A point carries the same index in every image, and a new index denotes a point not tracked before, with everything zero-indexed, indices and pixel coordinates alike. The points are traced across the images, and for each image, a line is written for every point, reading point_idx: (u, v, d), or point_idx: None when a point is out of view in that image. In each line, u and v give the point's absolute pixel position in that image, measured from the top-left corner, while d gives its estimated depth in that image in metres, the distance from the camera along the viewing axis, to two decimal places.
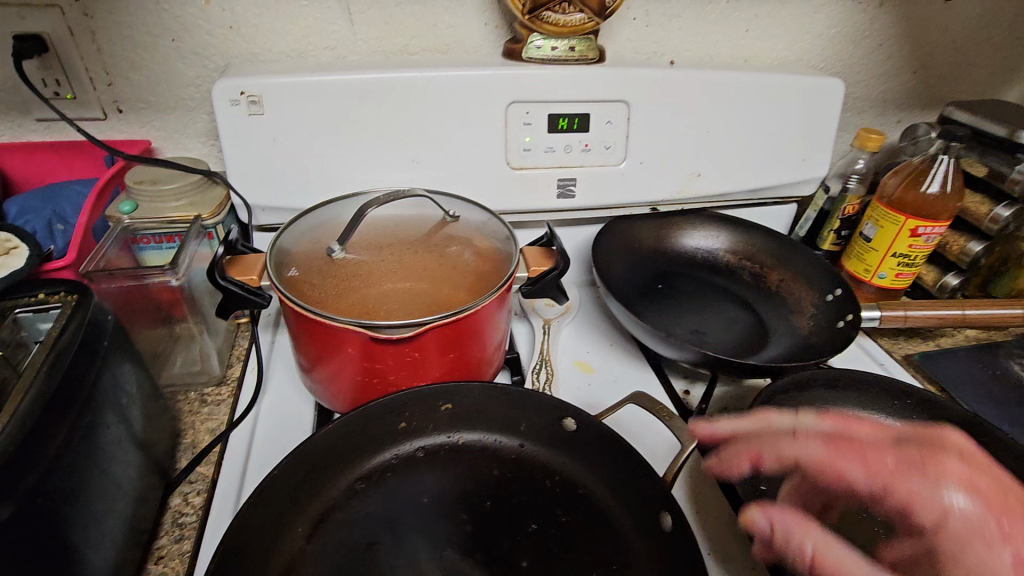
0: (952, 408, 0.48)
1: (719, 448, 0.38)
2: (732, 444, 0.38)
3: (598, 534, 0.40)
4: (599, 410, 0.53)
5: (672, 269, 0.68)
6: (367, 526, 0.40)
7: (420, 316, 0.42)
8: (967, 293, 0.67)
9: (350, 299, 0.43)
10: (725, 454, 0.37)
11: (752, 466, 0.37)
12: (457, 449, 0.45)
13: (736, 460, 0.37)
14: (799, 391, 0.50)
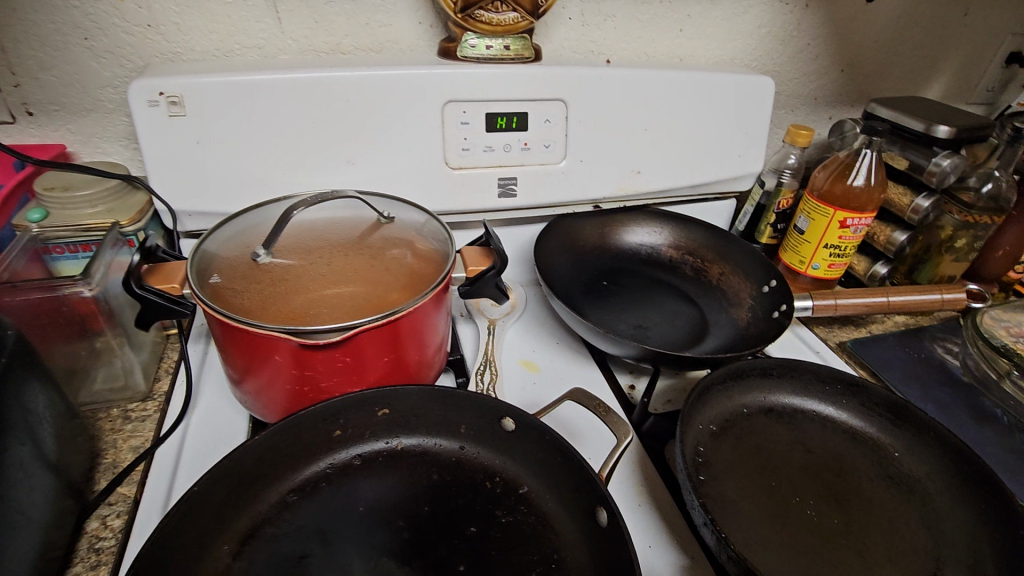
0: (878, 391, 0.50)
1: None
2: None
3: (537, 534, 0.39)
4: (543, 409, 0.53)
5: (616, 265, 0.69)
6: (298, 539, 0.38)
7: (351, 319, 0.41)
8: (895, 281, 0.70)
9: (276, 305, 0.41)
10: None
11: None
12: (396, 455, 0.44)
13: None
14: (735, 380, 0.51)
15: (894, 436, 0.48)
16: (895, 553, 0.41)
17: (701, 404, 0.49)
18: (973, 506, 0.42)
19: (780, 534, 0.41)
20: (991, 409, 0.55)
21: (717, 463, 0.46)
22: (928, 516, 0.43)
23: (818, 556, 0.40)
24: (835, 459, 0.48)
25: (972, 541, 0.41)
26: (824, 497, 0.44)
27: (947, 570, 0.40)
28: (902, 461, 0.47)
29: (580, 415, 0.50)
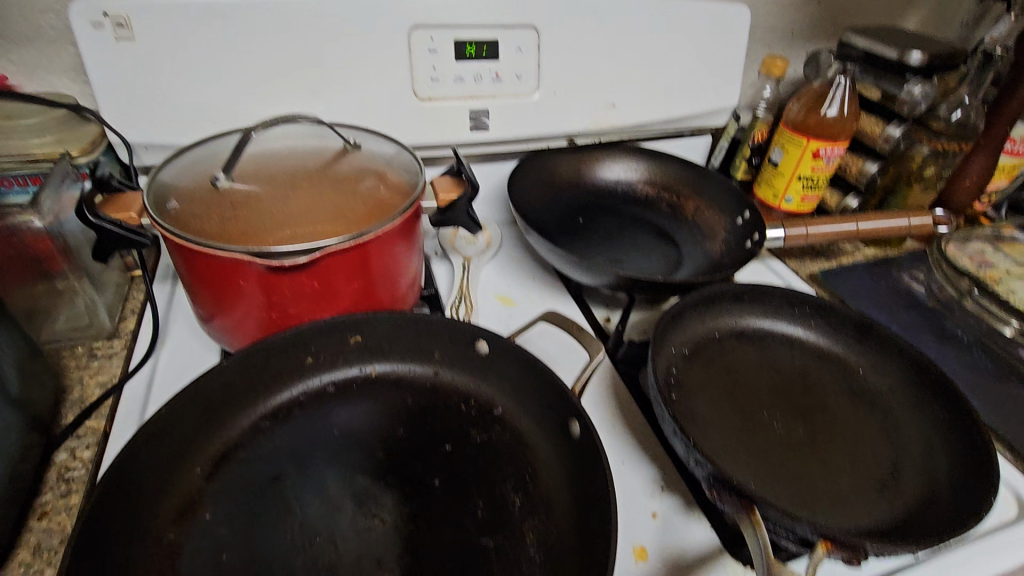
0: (844, 311, 0.51)
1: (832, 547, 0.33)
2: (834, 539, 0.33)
3: (510, 450, 0.40)
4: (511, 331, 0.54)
5: (592, 203, 0.68)
6: (272, 460, 0.38)
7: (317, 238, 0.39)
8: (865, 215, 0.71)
9: (238, 226, 0.40)
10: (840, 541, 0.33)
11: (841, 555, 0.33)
12: (369, 381, 0.44)
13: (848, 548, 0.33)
14: (706, 306, 0.51)
15: (859, 353, 0.50)
16: (856, 457, 0.42)
17: (672, 328, 0.49)
18: (930, 413, 0.44)
19: (747, 445, 0.42)
20: (953, 329, 0.57)
21: (688, 382, 0.47)
22: (888, 425, 0.45)
23: (783, 462, 0.41)
24: (802, 377, 0.49)
25: (927, 443, 0.43)
26: (790, 412, 0.45)
27: (904, 471, 0.41)
28: (866, 377, 0.48)
29: (554, 342, 0.50)
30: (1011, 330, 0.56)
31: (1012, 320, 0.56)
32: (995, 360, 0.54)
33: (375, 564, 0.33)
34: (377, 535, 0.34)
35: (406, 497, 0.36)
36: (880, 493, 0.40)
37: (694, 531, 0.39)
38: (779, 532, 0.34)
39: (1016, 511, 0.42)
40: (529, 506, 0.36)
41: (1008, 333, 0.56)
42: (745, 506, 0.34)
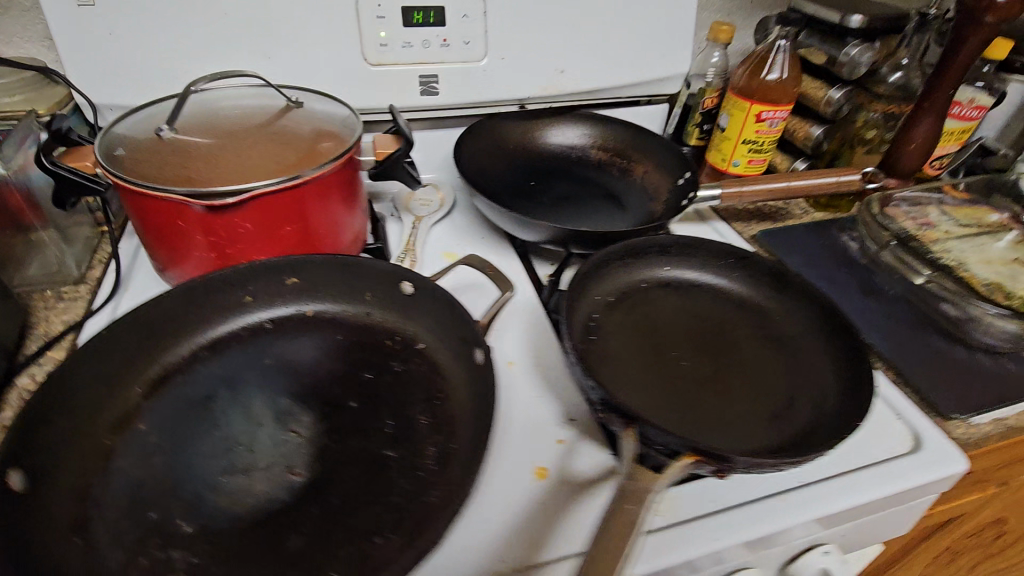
0: (762, 262, 0.53)
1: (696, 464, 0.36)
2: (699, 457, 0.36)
3: (425, 380, 0.43)
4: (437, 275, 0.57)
5: (545, 166, 0.70)
6: (206, 382, 0.42)
7: (244, 182, 0.43)
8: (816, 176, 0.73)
9: (174, 170, 0.43)
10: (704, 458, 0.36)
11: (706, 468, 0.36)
12: (305, 318, 0.47)
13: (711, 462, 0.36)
14: (633, 257, 0.54)
15: (778, 301, 0.52)
16: (756, 392, 0.45)
17: (597, 278, 0.52)
18: (833, 352, 0.46)
19: (652, 380, 0.45)
20: (881, 284, 0.59)
21: (608, 326, 0.50)
22: (794, 364, 0.47)
23: (683, 394, 0.44)
24: (718, 323, 0.51)
25: (824, 379, 0.45)
26: (701, 353, 0.48)
27: (799, 404, 0.44)
28: (780, 322, 0.51)
29: (466, 284, 0.54)
30: (922, 279, 0.58)
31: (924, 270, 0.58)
32: (914, 312, 0.56)
33: (285, 469, 0.37)
34: (292, 446, 0.38)
35: (323, 415, 0.40)
36: (770, 422, 0.43)
37: (595, 455, 0.42)
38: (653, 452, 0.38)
39: (909, 446, 0.45)
40: (434, 424, 0.40)
41: (917, 282, 0.58)
42: (625, 423, 0.37)
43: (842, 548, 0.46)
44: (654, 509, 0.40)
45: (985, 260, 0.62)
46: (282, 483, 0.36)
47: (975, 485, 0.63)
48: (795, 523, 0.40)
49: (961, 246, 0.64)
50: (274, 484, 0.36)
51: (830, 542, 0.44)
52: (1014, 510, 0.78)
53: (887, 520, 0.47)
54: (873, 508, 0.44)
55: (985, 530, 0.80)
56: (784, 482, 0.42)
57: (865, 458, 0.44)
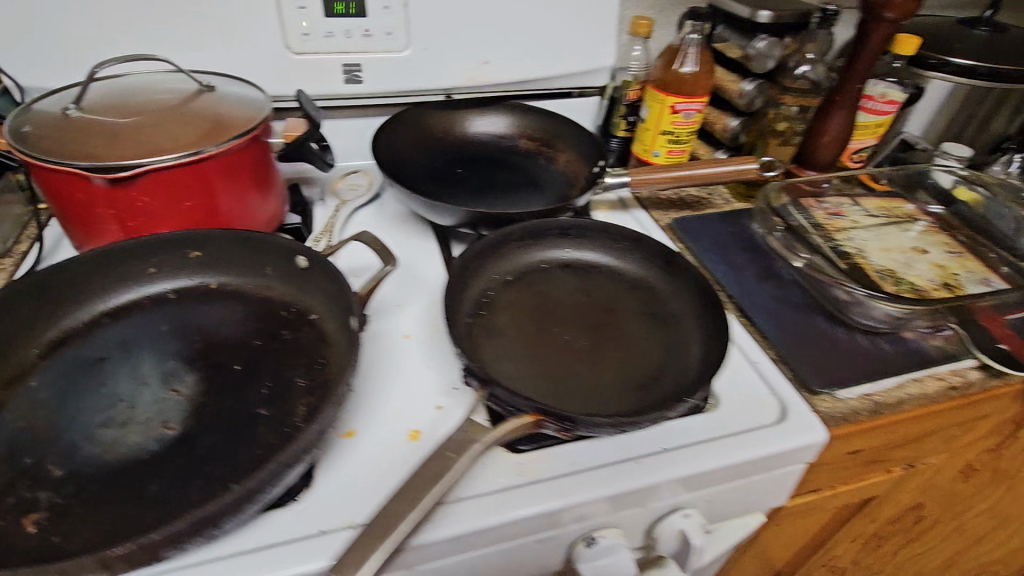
0: (655, 244, 0.56)
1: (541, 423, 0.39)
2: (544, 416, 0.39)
3: (309, 347, 0.46)
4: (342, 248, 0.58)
5: (473, 152, 0.72)
6: (101, 345, 0.45)
7: (136, 156, 0.45)
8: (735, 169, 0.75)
9: (73, 144, 0.46)
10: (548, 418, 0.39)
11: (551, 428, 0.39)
12: (207, 289, 0.50)
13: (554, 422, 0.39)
14: (532, 240, 0.57)
15: (667, 281, 0.55)
16: (629, 363, 0.48)
17: (494, 258, 0.55)
18: (706, 328, 0.49)
19: (531, 352, 0.48)
20: (779, 269, 0.62)
21: (501, 301, 0.53)
22: (671, 339, 0.50)
23: (558, 364, 0.47)
24: (608, 301, 0.54)
25: (693, 354, 0.48)
26: (585, 327, 0.51)
27: (665, 376, 0.47)
28: (667, 300, 0.53)
29: (352, 253, 0.58)
30: (801, 263, 0.60)
31: (801, 253, 0.60)
32: (805, 296, 0.59)
33: (161, 424, 0.39)
34: (171, 403, 0.41)
35: (206, 376, 0.43)
36: (635, 390, 0.45)
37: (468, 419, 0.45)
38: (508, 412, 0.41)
39: (776, 417, 0.48)
40: (309, 386, 0.42)
41: (796, 265, 0.60)
42: (480, 385, 0.41)
43: (709, 513, 0.49)
44: (517, 468, 0.42)
45: (883, 249, 0.65)
46: (155, 436, 0.38)
47: (872, 465, 0.65)
48: (651, 484, 0.43)
49: (864, 235, 0.67)
50: (148, 436, 0.38)
51: (692, 506, 0.47)
52: (931, 496, 0.77)
53: (756, 489, 0.50)
54: (734, 474, 0.46)
55: (904, 516, 0.80)
56: (647, 449, 0.45)
57: (730, 427, 0.47)
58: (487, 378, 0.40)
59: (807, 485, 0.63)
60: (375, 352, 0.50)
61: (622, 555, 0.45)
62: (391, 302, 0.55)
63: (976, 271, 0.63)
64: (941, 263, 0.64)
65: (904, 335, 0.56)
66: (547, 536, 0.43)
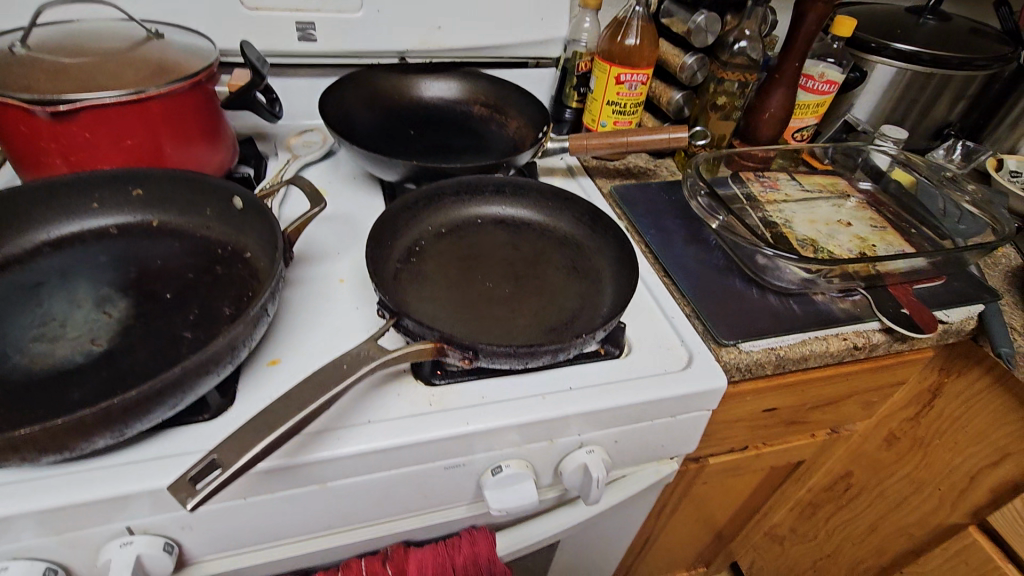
0: (582, 203, 0.59)
1: (444, 349, 0.42)
2: (446, 342, 0.42)
3: (239, 281, 0.48)
4: (285, 196, 0.61)
5: (426, 115, 0.74)
6: (41, 272, 0.47)
7: (76, 92, 0.48)
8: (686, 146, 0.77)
9: (15, 78, 0.48)
10: (450, 345, 0.42)
11: (454, 354, 0.42)
12: (148, 226, 0.52)
13: (456, 349, 0.42)
14: (467, 196, 0.60)
15: (592, 238, 0.58)
16: (546, 308, 0.51)
17: (429, 210, 0.58)
18: (621, 280, 0.52)
19: (453, 296, 0.51)
20: (707, 235, 0.65)
21: (432, 250, 0.56)
22: (588, 290, 0.53)
23: (478, 305, 0.50)
24: (535, 255, 0.57)
25: (605, 303, 0.51)
26: (509, 276, 0.54)
27: (577, 321, 0.50)
28: (590, 255, 0.56)
29: (297, 199, 0.62)
30: (717, 224, 0.62)
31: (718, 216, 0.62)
32: (728, 259, 0.62)
33: (89, 340, 0.42)
34: (101, 323, 0.43)
35: (137, 302, 0.45)
36: (547, 332, 0.48)
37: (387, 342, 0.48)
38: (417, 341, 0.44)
39: (681, 364, 0.51)
40: (234, 314, 0.45)
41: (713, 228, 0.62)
42: (392, 316, 0.44)
43: (615, 454, 0.52)
44: (428, 398, 0.45)
45: (810, 221, 0.68)
46: (81, 350, 0.41)
47: (792, 426, 0.68)
48: (555, 417, 0.46)
49: (794, 208, 0.70)
50: (75, 350, 0.41)
51: (597, 444, 0.50)
52: (860, 464, 0.81)
53: (662, 434, 0.53)
54: (638, 416, 0.49)
55: (835, 484, 0.83)
56: (554, 387, 0.48)
57: (638, 372, 0.50)
58: (397, 310, 0.44)
59: (728, 442, 0.65)
60: (309, 293, 0.53)
61: (527, 484, 0.48)
62: (330, 248, 0.58)
63: (894, 244, 0.66)
64: (862, 235, 0.67)
65: (813, 297, 0.59)
66: (456, 464, 0.46)
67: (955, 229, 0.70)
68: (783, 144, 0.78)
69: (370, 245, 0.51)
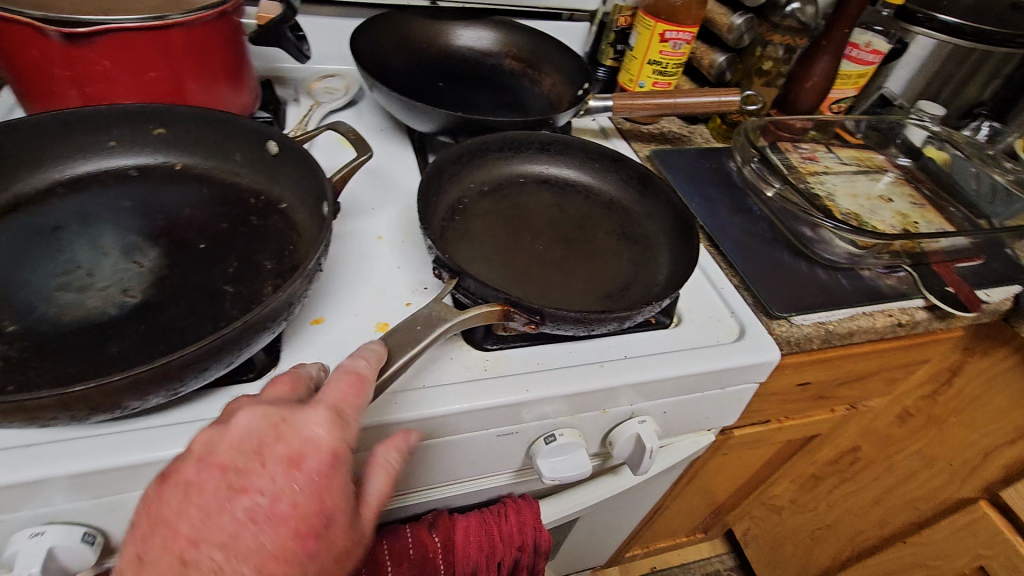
0: (632, 165, 0.57)
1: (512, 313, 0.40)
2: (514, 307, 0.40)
3: (277, 234, 0.44)
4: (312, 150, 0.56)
5: (456, 67, 0.70)
6: (58, 216, 0.43)
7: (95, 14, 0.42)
8: (731, 116, 0.74)
9: None
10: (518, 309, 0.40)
11: (520, 318, 0.40)
12: (173, 170, 0.48)
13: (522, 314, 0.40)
14: (512, 151, 0.57)
15: (644, 204, 0.55)
16: (598, 273, 0.49)
17: (474, 165, 0.55)
18: (679, 249, 0.50)
19: (504, 256, 0.48)
20: (750, 205, 0.64)
21: (476, 208, 0.53)
22: (642, 257, 0.51)
23: (528, 268, 0.48)
24: (583, 218, 0.54)
25: (660, 271, 0.49)
26: (559, 239, 0.51)
27: (633, 288, 0.48)
28: (640, 221, 0.54)
29: (327, 149, 0.57)
30: (770, 192, 0.61)
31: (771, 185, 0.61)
32: (773, 231, 0.61)
33: (121, 292, 0.38)
34: (133, 273, 0.40)
35: (169, 252, 0.42)
36: (602, 299, 0.46)
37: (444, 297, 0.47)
38: (474, 300, 0.42)
39: (735, 336, 0.50)
40: (277, 269, 0.41)
41: (768, 195, 0.62)
42: (451, 277, 0.41)
43: (662, 425, 0.51)
44: (482, 363, 0.43)
45: (851, 194, 0.67)
46: (114, 302, 0.37)
47: (818, 401, 0.68)
48: (611, 387, 0.44)
49: (835, 180, 0.69)
50: (107, 302, 0.37)
51: (648, 415, 0.49)
52: (868, 440, 0.82)
53: (707, 406, 0.52)
54: (692, 386, 0.48)
55: (843, 458, 0.85)
56: (609, 353, 0.46)
57: (692, 342, 0.48)
58: (456, 267, 0.41)
59: (758, 415, 0.65)
60: (348, 249, 0.49)
61: (578, 453, 0.47)
62: (365, 202, 0.54)
63: (934, 222, 0.66)
64: (903, 212, 0.66)
65: (860, 272, 0.58)
66: (508, 431, 0.44)
67: (989, 210, 0.69)
68: (821, 115, 0.76)
69: (420, 197, 0.48)
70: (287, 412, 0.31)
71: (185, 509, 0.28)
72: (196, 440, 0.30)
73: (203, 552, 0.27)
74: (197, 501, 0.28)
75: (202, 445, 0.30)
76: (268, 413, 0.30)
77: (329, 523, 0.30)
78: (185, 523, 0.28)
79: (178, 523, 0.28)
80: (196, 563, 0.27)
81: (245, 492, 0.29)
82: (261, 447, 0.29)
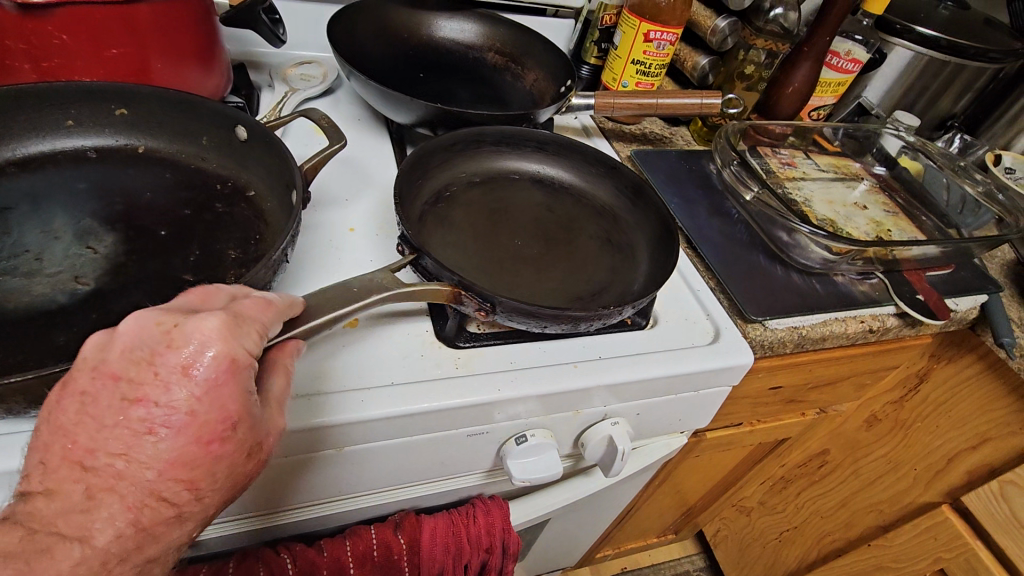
0: (627, 173, 0.55)
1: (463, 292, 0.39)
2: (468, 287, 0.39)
3: (243, 222, 0.43)
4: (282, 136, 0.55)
5: (437, 59, 0.69)
6: (9, 196, 0.41)
7: None
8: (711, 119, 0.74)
9: None
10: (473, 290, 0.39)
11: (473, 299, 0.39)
12: (134, 153, 0.46)
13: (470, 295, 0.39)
14: (508, 147, 0.56)
15: (632, 212, 0.55)
16: (575, 272, 0.48)
17: (464, 156, 0.54)
18: (660, 256, 0.50)
19: (482, 247, 0.47)
20: (729, 208, 0.64)
21: (460, 198, 0.51)
22: (619, 263, 0.50)
23: (503, 261, 0.47)
24: (569, 221, 0.53)
25: (638, 277, 0.49)
26: (540, 237, 0.50)
27: (608, 291, 0.47)
28: (624, 229, 0.54)
29: (300, 137, 0.56)
30: (750, 195, 0.62)
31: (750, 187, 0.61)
32: (750, 234, 0.61)
33: (72, 277, 0.36)
34: (86, 259, 0.38)
35: (127, 238, 0.40)
36: (576, 300, 0.45)
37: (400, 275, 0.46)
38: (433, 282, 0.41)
39: (709, 338, 0.50)
40: (241, 259, 0.40)
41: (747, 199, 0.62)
42: (411, 252, 0.41)
43: (634, 427, 0.51)
44: (453, 361, 0.42)
45: (827, 201, 0.67)
46: (64, 289, 0.35)
47: (789, 404, 0.68)
48: (584, 388, 0.43)
49: (812, 186, 0.69)
50: (56, 288, 0.35)
51: (621, 416, 0.48)
52: (837, 442, 0.83)
53: (679, 409, 0.52)
54: (665, 389, 0.48)
55: (811, 459, 0.86)
56: (584, 354, 0.45)
57: (666, 344, 0.48)
58: (419, 247, 0.40)
59: (730, 417, 0.65)
60: (316, 241, 0.48)
61: (550, 454, 0.46)
62: (338, 193, 0.52)
63: (907, 230, 0.67)
64: (878, 220, 0.67)
65: (834, 278, 0.59)
66: (478, 432, 0.43)
67: (960, 221, 0.70)
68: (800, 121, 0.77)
69: (401, 178, 0.46)
70: (181, 318, 0.28)
71: (82, 420, 0.27)
72: (86, 346, 0.28)
73: (103, 462, 0.26)
74: (93, 412, 0.27)
75: (97, 355, 0.27)
76: (160, 321, 0.28)
77: (236, 429, 0.28)
78: (82, 433, 0.27)
79: (76, 434, 0.27)
80: (97, 471, 0.26)
81: (141, 403, 0.27)
82: (154, 356, 0.27)
